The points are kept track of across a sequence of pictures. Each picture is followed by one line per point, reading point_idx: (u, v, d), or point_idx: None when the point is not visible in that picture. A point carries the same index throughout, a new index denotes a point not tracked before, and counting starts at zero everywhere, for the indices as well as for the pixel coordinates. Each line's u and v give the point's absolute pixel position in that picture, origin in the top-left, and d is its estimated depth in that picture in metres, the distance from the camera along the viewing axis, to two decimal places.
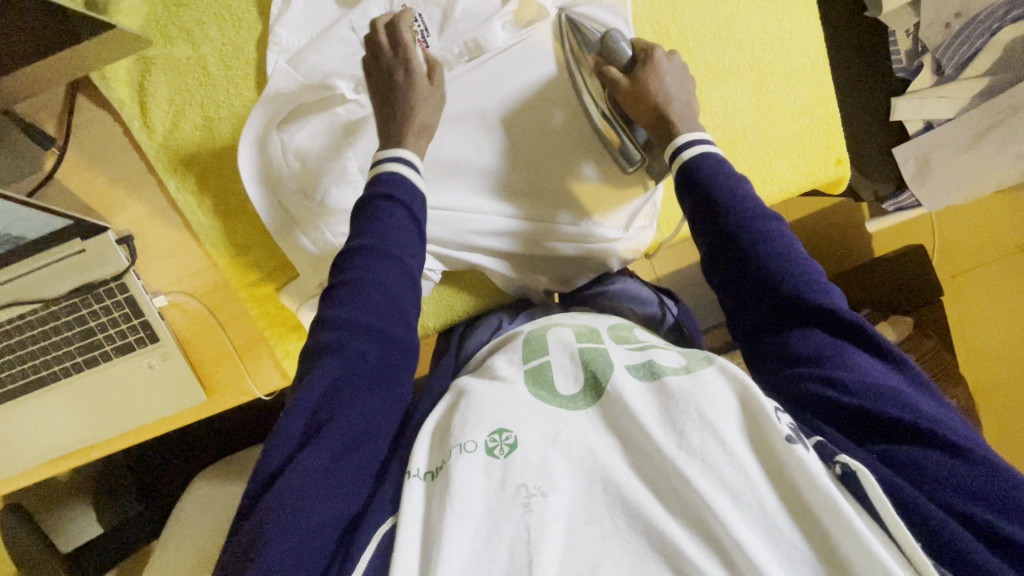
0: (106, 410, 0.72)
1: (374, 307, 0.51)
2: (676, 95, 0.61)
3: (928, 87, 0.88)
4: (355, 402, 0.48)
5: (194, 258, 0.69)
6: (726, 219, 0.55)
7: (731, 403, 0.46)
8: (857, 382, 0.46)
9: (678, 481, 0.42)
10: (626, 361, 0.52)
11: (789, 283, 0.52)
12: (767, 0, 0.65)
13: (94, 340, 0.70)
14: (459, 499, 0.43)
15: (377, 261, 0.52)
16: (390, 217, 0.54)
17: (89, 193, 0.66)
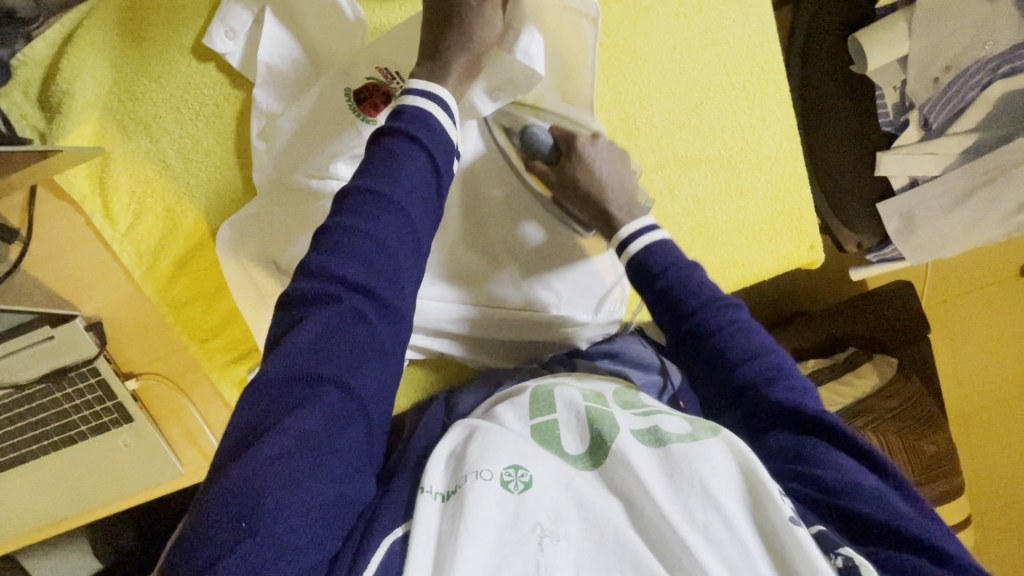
0: (85, 485, 0.73)
1: (370, 261, 0.46)
2: (611, 184, 0.60)
3: (914, 144, 0.85)
4: (351, 366, 0.43)
5: (165, 341, 0.69)
6: (682, 313, 0.53)
7: (737, 483, 0.41)
8: (828, 477, 0.41)
9: (681, 551, 0.38)
10: (631, 425, 0.48)
11: (752, 373, 0.49)
12: (738, 88, 0.63)
13: (68, 421, 0.70)
14: (474, 524, 0.39)
15: (380, 209, 0.47)
16: (406, 158, 0.49)
17: (55, 282, 0.65)
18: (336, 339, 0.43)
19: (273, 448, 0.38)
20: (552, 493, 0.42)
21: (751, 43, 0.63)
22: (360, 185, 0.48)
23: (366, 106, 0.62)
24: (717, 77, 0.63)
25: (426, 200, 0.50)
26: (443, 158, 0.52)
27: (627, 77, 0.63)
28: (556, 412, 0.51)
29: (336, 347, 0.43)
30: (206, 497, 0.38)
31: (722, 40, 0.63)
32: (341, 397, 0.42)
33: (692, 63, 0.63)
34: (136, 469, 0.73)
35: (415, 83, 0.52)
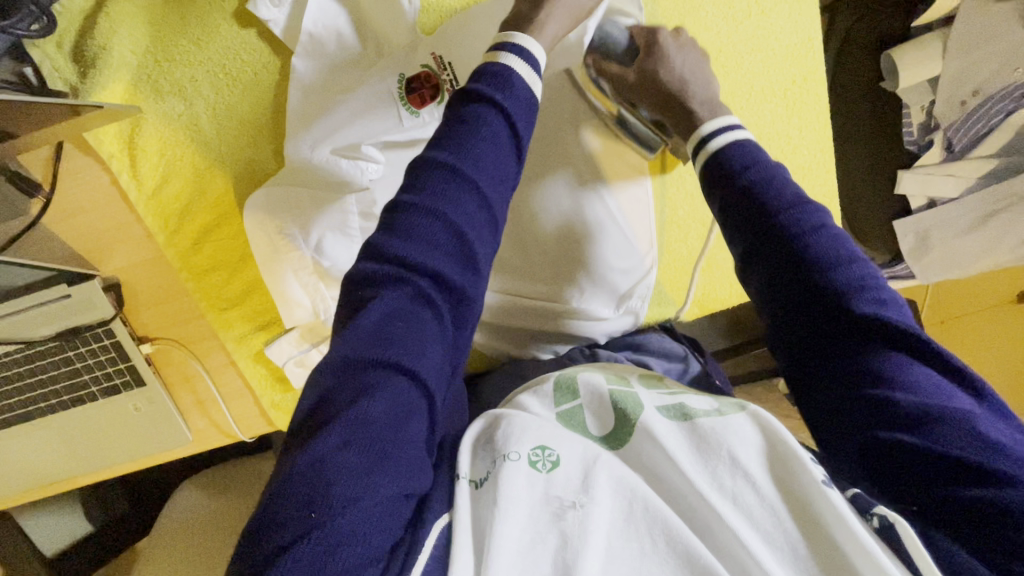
0: (91, 446, 0.73)
1: (435, 244, 0.47)
2: (693, 80, 0.60)
3: (936, 165, 0.86)
4: (413, 346, 0.44)
5: (183, 306, 0.68)
6: (766, 217, 0.51)
7: (763, 452, 0.43)
8: (911, 401, 0.41)
9: (712, 519, 0.40)
10: (656, 403, 0.49)
11: (835, 277, 0.47)
12: (778, 95, 0.63)
13: (79, 381, 0.69)
14: (507, 501, 0.40)
15: (455, 184, 0.48)
16: (484, 127, 0.50)
17: (76, 240, 0.64)
18: (399, 325, 0.44)
19: (338, 438, 0.39)
20: (579, 469, 0.43)
21: (797, 50, 0.63)
22: (438, 157, 0.49)
23: (415, 96, 0.63)
24: (760, 83, 0.62)
25: (506, 174, 0.51)
26: (523, 126, 0.52)
27: None
28: (579, 397, 0.51)
29: (398, 333, 0.44)
30: (274, 487, 0.38)
31: (767, 46, 0.62)
32: (406, 381, 0.43)
33: (734, 67, 0.62)
34: (145, 432, 0.73)
35: (513, 37, 0.53)
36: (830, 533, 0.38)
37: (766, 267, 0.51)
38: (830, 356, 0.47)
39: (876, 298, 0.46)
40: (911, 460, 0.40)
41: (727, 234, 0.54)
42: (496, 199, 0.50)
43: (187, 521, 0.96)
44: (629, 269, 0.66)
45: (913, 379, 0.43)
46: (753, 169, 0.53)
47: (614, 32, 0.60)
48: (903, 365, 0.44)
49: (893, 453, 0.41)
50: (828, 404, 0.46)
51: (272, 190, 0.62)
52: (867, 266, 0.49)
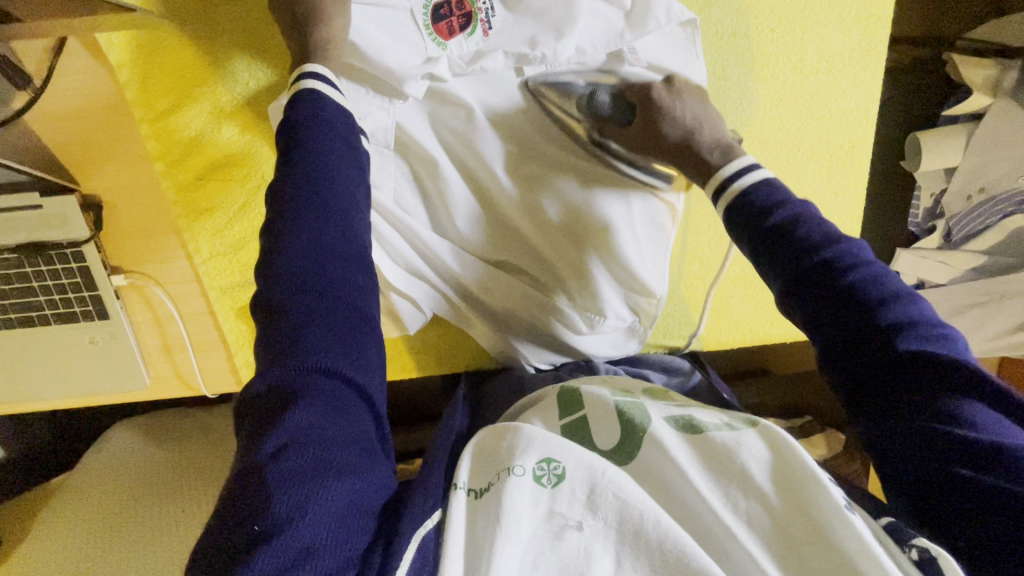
0: (31, 374, 0.66)
1: (328, 251, 0.45)
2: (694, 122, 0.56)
3: (932, 249, 0.91)
4: (320, 347, 0.41)
5: (168, 243, 0.63)
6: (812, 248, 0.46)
7: (779, 470, 0.42)
8: (999, 445, 0.35)
9: (724, 535, 0.40)
10: (663, 413, 0.49)
11: (882, 317, 0.41)
12: (825, 154, 0.61)
13: (32, 302, 0.63)
14: (509, 521, 0.38)
15: (322, 194, 0.46)
16: (321, 140, 0.48)
17: (61, 147, 0.58)
18: (314, 330, 0.42)
19: (275, 446, 0.37)
20: (585, 483, 0.41)
21: (853, 116, 0.60)
22: (274, 183, 0.47)
23: (442, 24, 0.55)
24: (810, 140, 0.60)
25: (347, 166, 0.49)
26: (344, 126, 0.51)
27: (726, 114, 0.59)
28: (585, 408, 0.50)
29: (314, 343, 0.41)
30: (212, 521, 0.35)
31: (826, 105, 0.59)
32: (336, 382, 0.41)
33: (793, 118, 0.59)
34: (97, 369, 0.66)
35: (309, 66, 0.51)
36: (844, 554, 0.37)
37: (809, 308, 0.45)
38: (883, 410, 0.41)
39: (939, 337, 0.41)
40: (1004, 512, 0.34)
41: (765, 270, 0.48)
42: (343, 190, 0.48)
43: (122, 468, 0.90)
44: (648, 285, 0.64)
45: (988, 429, 0.37)
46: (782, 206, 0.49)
47: (600, 95, 0.57)
48: (973, 411, 0.38)
49: (987, 507, 0.34)
50: (900, 466, 0.39)
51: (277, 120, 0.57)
52: (914, 299, 0.43)
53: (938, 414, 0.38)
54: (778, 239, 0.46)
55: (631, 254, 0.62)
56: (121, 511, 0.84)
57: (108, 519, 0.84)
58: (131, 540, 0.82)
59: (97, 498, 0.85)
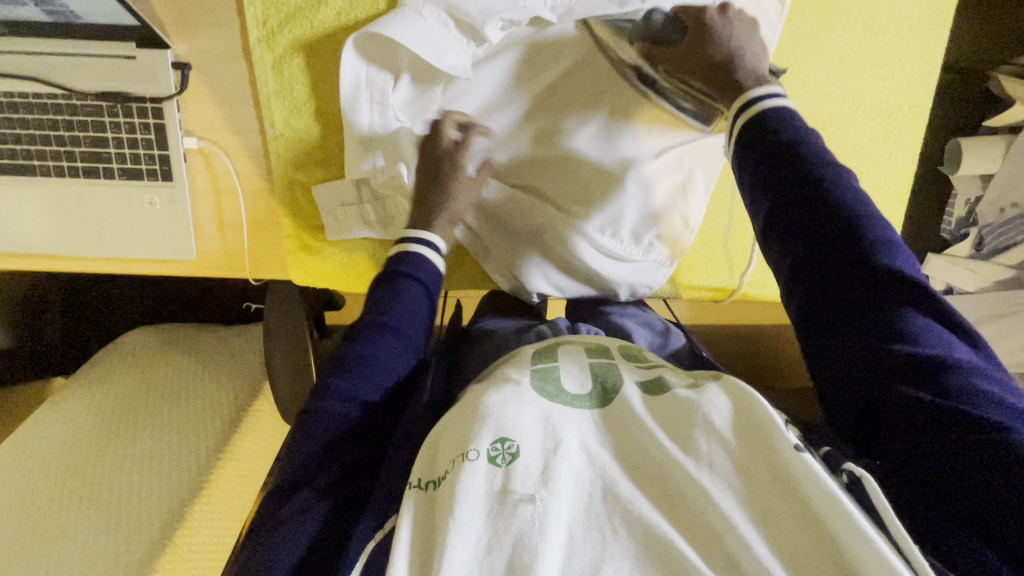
0: (85, 228, 0.66)
1: (387, 359, 0.55)
2: (740, 50, 0.57)
3: (960, 257, 0.94)
4: (339, 432, 0.50)
5: (244, 116, 0.65)
6: (805, 175, 0.50)
7: (734, 419, 0.44)
8: (921, 354, 0.43)
9: (684, 482, 0.41)
10: (634, 377, 0.52)
11: (863, 242, 0.47)
12: (884, 113, 0.64)
13: (102, 153, 0.64)
14: (461, 508, 0.40)
15: (388, 334, 0.56)
16: (407, 292, 0.60)
17: (164, 5, 0.61)
18: (341, 423, 0.50)
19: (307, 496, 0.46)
20: (538, 459, 0.42)
21: (914, 80, 0.63)
22: (369, 316, 0.57)
23: None
24: (871, 98, 0.63)
25: (420, 313, 0.60)
26: (434, 286, 0.63)
27: (794, 63, 0.61)
28: (556, 362, 0.53)
29: (350, 420, 0.51)
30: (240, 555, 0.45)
31: (890, 66, 0.62)
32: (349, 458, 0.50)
33: (859, 73, 0.62)
34: (150, 234, 0.67)
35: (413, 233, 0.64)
36: (803, 494, 0.39)
37: (789, 231, 0.50)
38: (840, 309, 0.47)
39: (896, 257, 0.46)
40: (914, 406, 0.42)
41: (755, 195, 0.53)
42: (415, 325, 0.59)
43: (125, 363, 0.85)
44: (673, 218, 0.69)
45: (925, 334, 0.44)
46: (794, 130, 0.52)
47: (654, 15, 0.58)
48: (915, 324, 0.44)
49: (901, 402, 0.42)
50: (842, 354, 0.46)
51: (367, 35, 0.59)
52: (887, 222, 0.48)
53: (893, 327, 0.44)
54: (779, 165, 0.51)
55: (659, 186, 0.67)
56: (111, 396, 0.80)
57: (95, 405, 0.80)
58: (111, 424, 0.77)
59: (92, 385, 0.82)
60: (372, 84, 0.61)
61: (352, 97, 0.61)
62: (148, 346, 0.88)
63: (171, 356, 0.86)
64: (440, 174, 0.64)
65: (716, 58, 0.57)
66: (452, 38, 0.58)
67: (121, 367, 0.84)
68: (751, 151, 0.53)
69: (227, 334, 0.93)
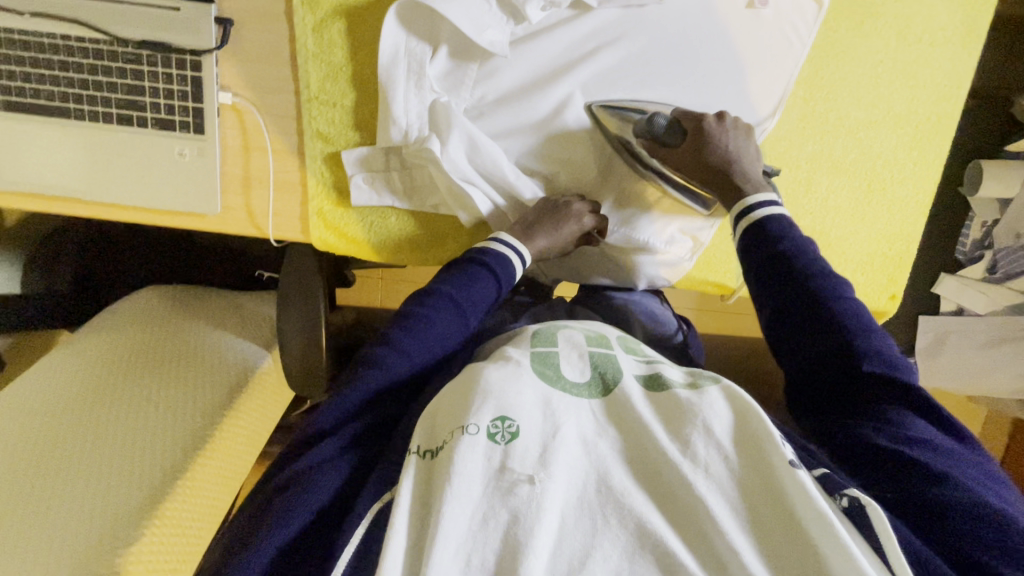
0: (114, 175, 0.67)
1: (435, 335, 0.59)
2: (738, 158, 0.61)
3: (972, 279, 0.95)
4: (372, 392, 0.54)
5: (281, 77, 0.66)
6: (800, 274, 0.54)
7: (733, 426, 0.44)
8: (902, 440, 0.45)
9: (677, 482, 0.41)
10: (633, 370, 0.52)
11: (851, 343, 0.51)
12: (912, 123, 0.64)
13: (137, 101, 0.65)
14: (460, 479, 0.40)
15: (444, 309, 0.60)
16: (476, 279, 0.63)
17: None
18: (377, 384, 0.54)
19: (332, 446, 0.49)
20: (537, 440, 0.42)
21: (944, 91, 0.63)
22: (431, 292, 0.62)
23: None
24: (900, 106, 0.63)
25: (476, 300, 0.63)
26: (504, 278, 0.64)
27: (827, 64, 0.62)
28: (557, 346, 0.53)
29: (389, 382, 0.55)
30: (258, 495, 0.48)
31: (921, 76, 0.63)
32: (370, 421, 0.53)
33: (890, 81, 0.63)
34: (178, 186, 0.67)
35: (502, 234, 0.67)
36: (795, 506, 0.39)
37: (785, 328, 0.55)
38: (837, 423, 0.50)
39: (886, 361, 0.50)
40: (896, 488, 0.44)
41: (756, 295, 0.58)
42: (467, 309, 0.62)
43: (133, 316, 0.85)
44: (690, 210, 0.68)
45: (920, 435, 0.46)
46: (791, 234, 0.57)
47: (658, 119, 0.61)
48: (903, 417, 0.47)
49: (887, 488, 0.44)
50: (833, 443, 0.49)
51: (410, 4, 0.60)
52: (877, 329, 0.52)
53: (879, 419, 0.48)
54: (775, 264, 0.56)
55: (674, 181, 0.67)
56: (120, 347, 0.80)
57: (103, 354, 0.80)
58: (118, 372, 0.77)
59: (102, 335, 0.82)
60: (410, 53, 0.62)
61: (388, 64, 0.62)
62: (160, 301, 0.88)
63: (182, 312, 0.87)
64: (472, 154, 0.65)
65: (714, 165, 0.61)
66: (493, 14, 0.59)
67: (131, 320, 0.84)
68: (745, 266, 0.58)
69: (239, 298, 0.93)
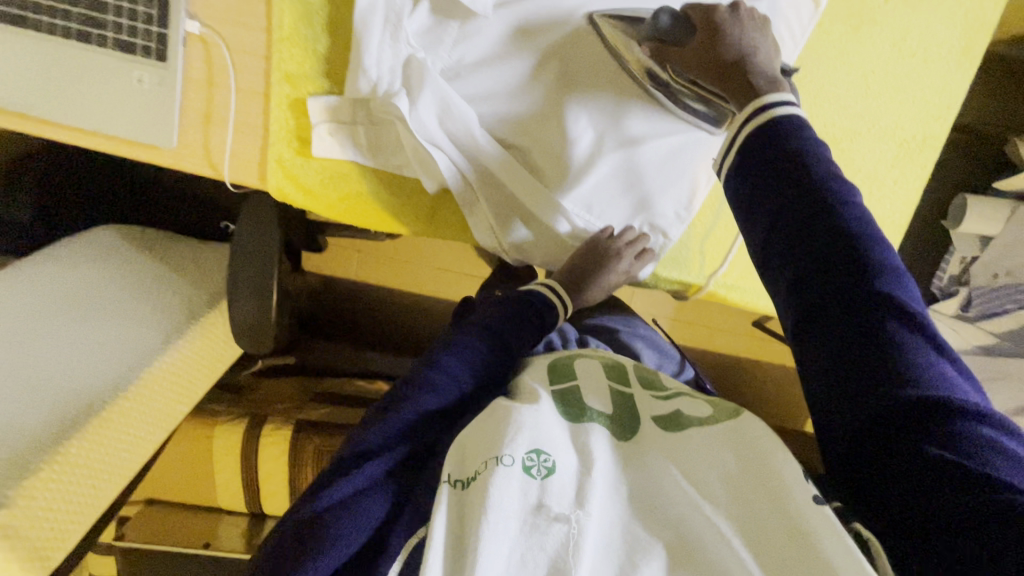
0: (67, 94, 0.63)
1: (481, 363, 0.62)
2: (757, 56, 0.55)
3: (944, 316, 0.94)
4: (420, 417, 0.55)
5: (256, 15, 0.63)
6: (814, 197, 0.49)
7: (753, 461, 0.46)
8: (925, 398, 0.42)
9: (702, 526, 0.42)
10: (652, 413, 0.54)
11: (867, 273, 0.46)
12: (896, 140, 0.62)
13: (99, 18, 0.61)
14: (496, 514, 0.41)
15: (490, 338, 0.64)
16: (524, 314, 0.68)
17: None
18: (425, 407, 0.56)
19: (377, 469, 0.51)
20: (570, 478, 0.44)
21: (931, 111, 0.61)
22: (478, 323, 0.66)
23: None
24: (886, 121, 0.61)
25: (522, 333, 0.67)
26: (547, 317, 0.70)
27: (817, 67, 0.60)
28: (577, 380, 0.57)
29: (431, 407, 0.56)
30: (295, 515, 0.49)
31: (910, 92, 0.61)
32: (415, 444, 0.54)
33: (878, 93, 0.61)
34: (134, 113, 0.64)
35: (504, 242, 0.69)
36: (819, 552, 0.38)
37: (792, 255, 0.49)
38: (833, 338, 0.46)
39: (898, 285, 0.46)
40: (918, 456, 0.41)
41: (759, 216, 0.52)
42: (512, 342, 0.66)
43: (85, 254, 0.82)
44: (660, 203, 0.69)
45: (925, 368, 0.43)
46: (802, 143, 0.51)
47: (661, 16, 0.57)
48: (918, 360, 0.43)
49: (908, 453, 0.41)
50: (838, 388, 0.45)
51: None
52: (889, 248, 0.48)
53: (897, 367, 0.43)
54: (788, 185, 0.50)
55: (647, 174, 0.67)
56: (63, 282, 0.77)
57: (43, 286, 0.76)
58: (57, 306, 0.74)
59: (45, 267, 0.78)
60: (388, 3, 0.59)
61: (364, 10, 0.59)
62: (114, 239, 0.85)
63: (135, 252, 0.83)
64: (443, 116, 0.62)
65: (730, 61, 0.55)
66: None
67: (81, 258, 0.81)
68: (753, 167, 0.52)
69: (198, 245, 0.90)
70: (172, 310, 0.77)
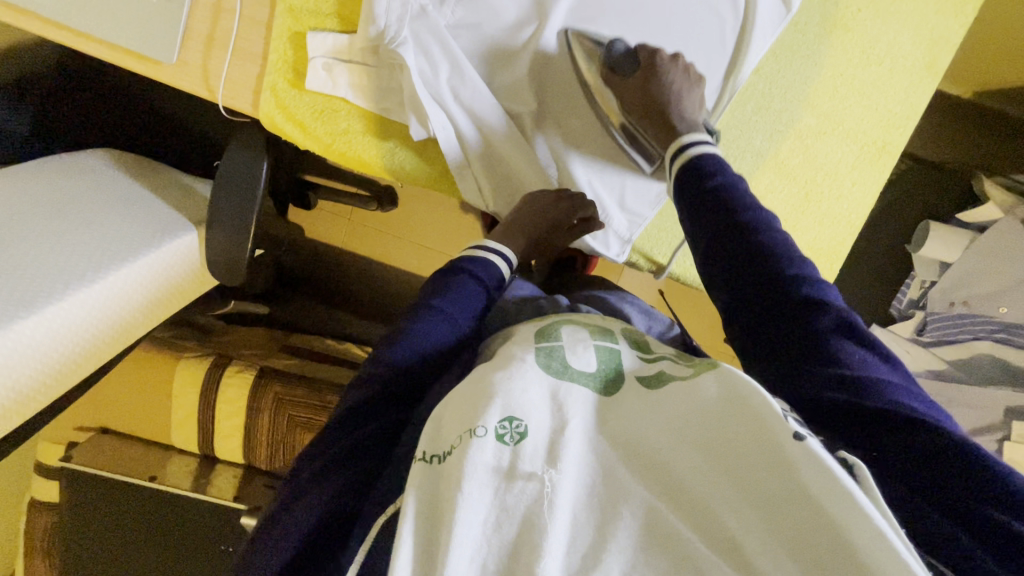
0: None
1: (419, 340, 0.55)
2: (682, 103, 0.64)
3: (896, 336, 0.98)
4: (362, 408, 0.52)
5: None
6: (736, 218, 0.55)
7: (727, 402, 0.42)
8: (854, 376, 0.47)
9: (690, 476, 0.39)
10: (636, 368, 0.50)
11: (785, 277, 0.52)
12: (857, 142, 0.69)
13: None
14: (468, 482, 0.37)
15: (434, 320, 0.56)
16: (462, 286, 0.60)
17: None
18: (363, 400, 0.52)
19: (316, 469, 0.49)
20: (545, 440, 0.40)
21: (892, 120, 0.69)
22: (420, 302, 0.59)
23: None
24: (851, 123, 0.68)
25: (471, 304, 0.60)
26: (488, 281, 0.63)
27: (794, 63, 0.67)
28: (560, 340, 0.52)
29: (371, 394, 0.52)
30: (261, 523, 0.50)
31: (874, 99, 0.68)
32: (352, 438, 0.50)
33: (845, 95, 0.68)
34: (139, 25, 0.66)
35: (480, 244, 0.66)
36: (807, 493, 0.36)
37: (727, 279, 0.55)
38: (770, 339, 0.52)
39: (812, 283, 0.53)
40: (849, 412, 0.46)
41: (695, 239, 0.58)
42: (457, 314, 0.58)
43: (64, 164, 0.82)
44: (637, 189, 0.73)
45: (851, 354, 0.49)
46: (721, 176, 0.58)
47: (617, 44, 0.65)
48: (840, 344, 0.49)
49: (838, 412, 0.46)
50: (776, 376, 0.51)
51: None
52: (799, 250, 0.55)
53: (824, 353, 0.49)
54: (711, 210, 0.57)
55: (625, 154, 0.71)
56: (35, 186, 0.77)
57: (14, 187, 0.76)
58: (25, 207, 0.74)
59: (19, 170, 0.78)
60: None
61: None
62: (96, 156, 0.86)
63: (114, 171, 0.84)
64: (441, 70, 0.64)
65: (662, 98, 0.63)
66: None
67: (58, 167, 0.81)
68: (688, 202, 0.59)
69: (182, 176, 0.92)
70: (138, 226, 0.78)
